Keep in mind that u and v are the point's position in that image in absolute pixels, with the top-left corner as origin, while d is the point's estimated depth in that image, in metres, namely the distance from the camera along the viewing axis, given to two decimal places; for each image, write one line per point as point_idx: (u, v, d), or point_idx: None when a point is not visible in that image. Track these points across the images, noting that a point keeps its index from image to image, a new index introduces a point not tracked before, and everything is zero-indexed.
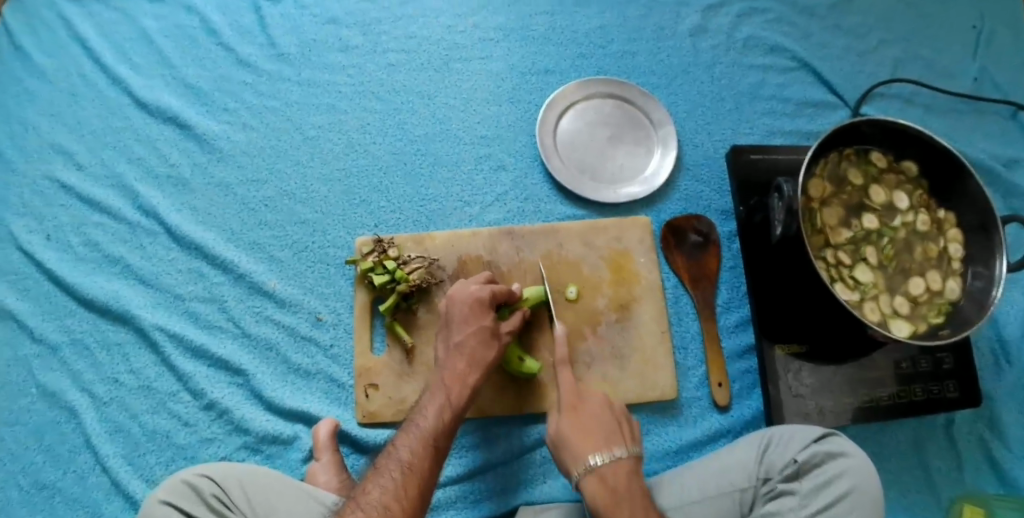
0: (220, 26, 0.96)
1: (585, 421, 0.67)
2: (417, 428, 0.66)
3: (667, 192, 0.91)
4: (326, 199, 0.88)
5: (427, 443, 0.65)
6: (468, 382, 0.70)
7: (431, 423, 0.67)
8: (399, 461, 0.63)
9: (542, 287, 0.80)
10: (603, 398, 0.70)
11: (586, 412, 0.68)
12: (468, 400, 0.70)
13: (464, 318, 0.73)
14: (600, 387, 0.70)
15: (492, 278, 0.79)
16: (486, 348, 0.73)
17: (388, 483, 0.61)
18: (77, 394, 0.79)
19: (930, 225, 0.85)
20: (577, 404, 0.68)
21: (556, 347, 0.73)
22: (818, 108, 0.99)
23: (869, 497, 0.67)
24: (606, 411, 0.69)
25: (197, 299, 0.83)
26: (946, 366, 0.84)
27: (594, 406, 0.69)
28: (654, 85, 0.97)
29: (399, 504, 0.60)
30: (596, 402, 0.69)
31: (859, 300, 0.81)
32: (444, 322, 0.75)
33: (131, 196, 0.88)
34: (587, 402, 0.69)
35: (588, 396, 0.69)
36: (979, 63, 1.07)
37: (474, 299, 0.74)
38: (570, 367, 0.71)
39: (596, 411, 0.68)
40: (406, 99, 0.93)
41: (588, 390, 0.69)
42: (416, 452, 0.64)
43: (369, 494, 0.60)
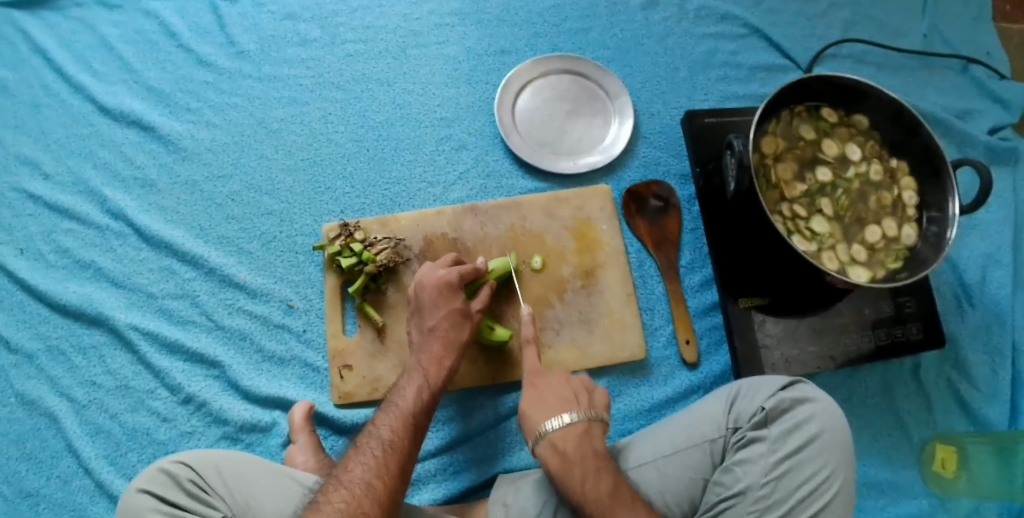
0: (177, 28, 0.96)
1: (568, 461, 0.63)
2: (396, 408, 0.68)
3: (627, 160, 0.93)
4: (291, 189, 0.89)
5: (407, 422, 0.66)
6: (445, 365, 0.72)
7: (410, 403, 0.68)
8: (381, 440, 0.64)
9: (507, 259, 0.81)
10: (583, 429, 0.66)
11: (567, 451, 0.64)
12: (445, 379, 0.72)
13: (434, 301, 0.75)
14: (575, 416, 0.66)
15: (459, 258, 0.80)
16: (459, 330, 0.75)
17: (370, 460, 0.62)
18: (55, 399, 0.80)
19: (883, 175, 0.87)
20: (558, 443, 0.64)
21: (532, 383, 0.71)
22: (770, 71, 1.01)
23: (837, 439, 0.69)
24: (587, 444, 0.64)
25: (169, 296, 0.84)
26: (908, 309, 0.86)
27: (571, 439, 0.64)
28: (609, 59, 0.99)
29: (381, 480, 0.60)
30: (573, 434, 0.65)
31: (817, 250, 0.83)
32: (414, 304, 0.76)
33: (99, 201, 0.88)
34: (566, 440, 0.65)
35: (564, 429, 0.65)
36: (926, 18, 1.09)
37: (442, 282, 0.75)
38: (545, 403, 0.68)
39: (578, 446, 0.64)
40: (365, 87, 0.94)
41: (565, 424, 0.66)
42: (397, 430, 0.65)
43: (351, 472, 0.61)
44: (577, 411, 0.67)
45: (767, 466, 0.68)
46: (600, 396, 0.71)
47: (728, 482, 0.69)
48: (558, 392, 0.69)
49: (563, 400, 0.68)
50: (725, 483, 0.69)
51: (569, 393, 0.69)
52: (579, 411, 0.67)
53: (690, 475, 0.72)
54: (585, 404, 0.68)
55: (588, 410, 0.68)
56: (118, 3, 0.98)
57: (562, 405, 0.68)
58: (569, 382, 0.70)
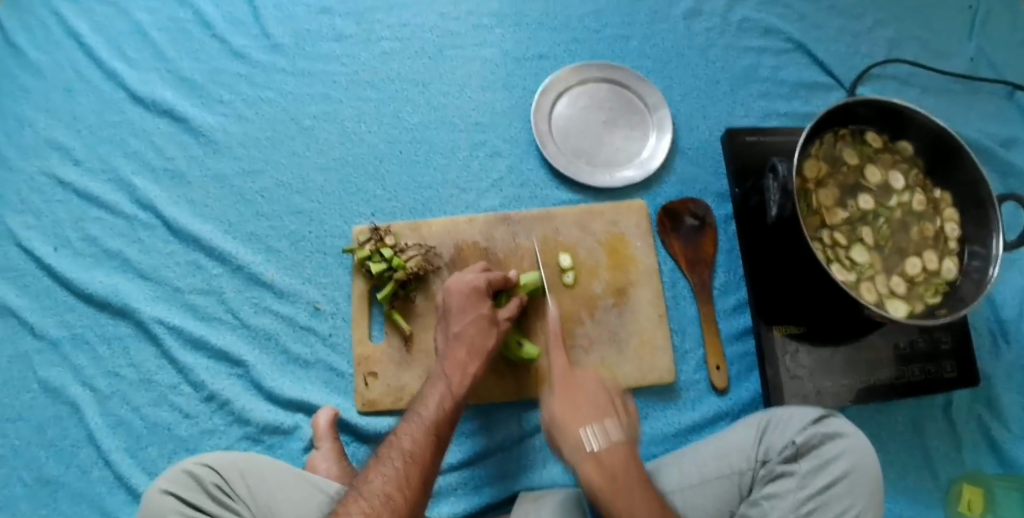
0: (212, 17, 0.95)
1: (615, 483, 0.60)
2: (419, 416, 0.66)
3: (664, 176, 0.91)
4: (322, 188, 0.88)
5: (429, 432, 0.65)
6: (469, 372, 0.71)
7: (433, 413, 0.66)
8: (402, 451, 0.63)
9: (538, 273, 0.80)
10: (625, 447, 0.63)
11: (614, 471, 0.61)
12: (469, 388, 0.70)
13: (461, 307, 0.73)
14: (616, 432, 0.63)
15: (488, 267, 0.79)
16: (485, 338, 0.73)
17: (390, 472, 0.61)
18: (78, 389, 0.79)
19: (926, 205, 0.85)
20: (603, 459, 0.61)
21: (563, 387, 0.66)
22: (813, 89, 0.99)
23: (868, 478, 0.67)
24: (632, 464, 0.62)
25: (196, 291, 0.83)
26: (943, 346, 0.85)
27: (617, 457, 0.62)
28: (650, 69, 0.97)
29: (401, 493, 0.59)
30: (617, 451, 0.62)
31: (856, 280, 0.81)
32: (442, 311, 0.74)
33: (128, 190, 0.87)
34: (611, 456, 0.62)
35: (608, 446, 0.62)
36: (974, 42, 1.06)
37: (470, 288, 0.74)
38: (583, 412, 0.64)
39: (623, 464, 0.61)
40: (401, 87, 0.93)
41: (606, 436, 0.62)
42: (418, 440, 0.64)
43: (371, 483, 0.60)
44: (616, 424, 0.64)
45: (795, 502, 0.67)
46: (630, 402, 0.68)
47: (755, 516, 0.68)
48: (593, 398, 0.65)
49: (599, 406, 0.65)
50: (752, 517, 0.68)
51: (605, 400, 0.65)
52: (616, 423, 0.63)
53: (718, 507, 0.70)
54: (619, 411, 0.65)
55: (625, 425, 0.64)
56: None
57: (599, 413, 0.64)
58: (603, 387, 0.66)
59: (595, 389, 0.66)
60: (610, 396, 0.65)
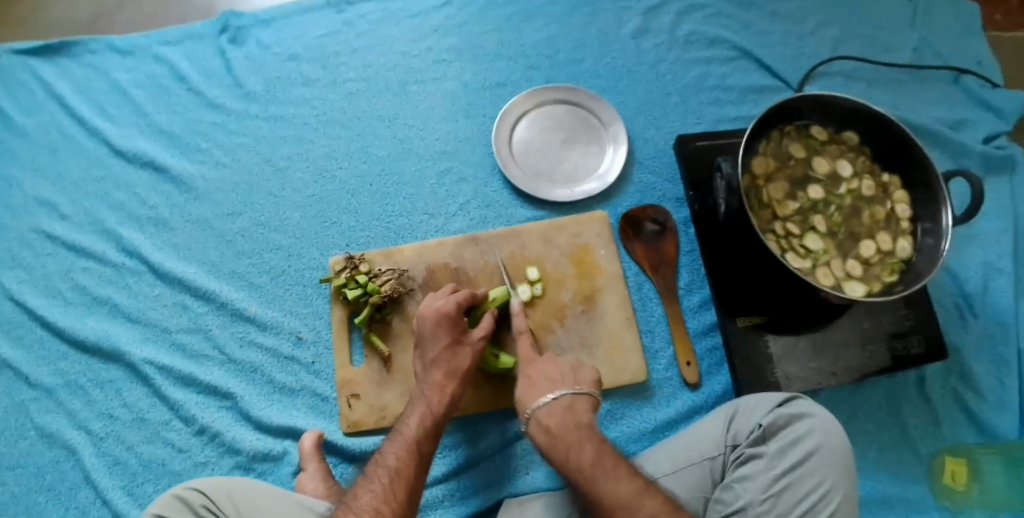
0: (187, 72, 1.01)
1: (553, 436, 0.68)
2: (402, 435, 0.70)
3: (623, 186, 0.95)
4: (298, 224, 0.92)
5: (412, 448, 0.68)
6: (448, 392, 0.74)
7: (415, 430, 0.70)
8: (387, 468, 0.66)
9: (505, 287, 0.83)
10: (568, 404, 0.71)
11: (551, 426, 0.69)
12: (450, 405, 0.74)
13: (434, 332, 0.77)
14: (559, 394, 0.71)
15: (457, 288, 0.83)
16: (461, 358, 0.76)
17: (377, 488, 0.64)
18: (74, 433, 0.83)
19: (875, 189, 0.88)
20: (544, 419, 0.70)
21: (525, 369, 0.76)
22: (761, 92, 1.03)
23: (835, 453, 0.69)
24: (572, 416, 0.69)
25: (183, 330, 0.87)
26: (907, 323, 0.87)
27: (556, 414, 0.70)
28: (602, 87, 1.02)
29: (388, 506, 0.62)
30: (557, 408, 0.70)
31: (812, 267, 0.84)
32: (419, 334, 0.78)
33: (114, 240, 0.93)
34: (551, 416, 0.70)
35: (550, 406, 0.70)
36: (916, 33, 1.11)
37: (441, 313, 0.77)
38: (535, 382, 0.74)
39: (562, 420, 0.69)
40: (368, 124, 0.98)
41: (552, 401, 0.71)
42: (400, 456, 0.67)
43: (359, 500, 0.63)
44: (560, 389, 0.72)
45: (766, 482, 0.69)
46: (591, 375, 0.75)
47: (729, 499, 0.70)
48: (545, 373, 0.74)
49: (551, 379, 0.74)
50: (726, 500, 0.70)
51: (555, 373, 0.74)
52: (562, 387, 0.72)
53: (692, 494, 0.73)
54: (573, 380, 0.74)
55: (576, 387, 0.72)
56: (130, 50, 1.03)
57: (551, 383, 0.73)
58: (554, 364, 0.75)
59: (548, 365, 0.75)
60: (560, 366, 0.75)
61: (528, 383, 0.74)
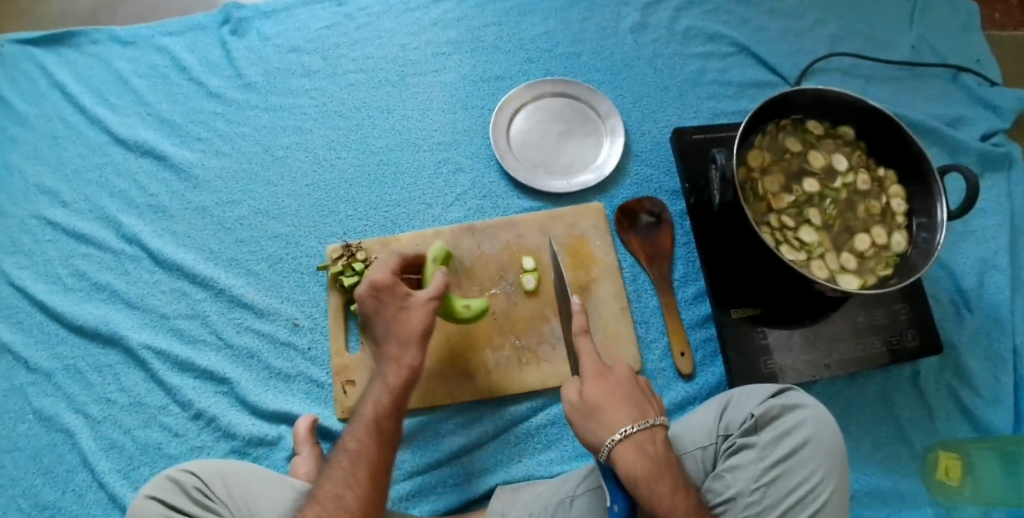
0: (189, 62, 1.02)
1: (659, 468, 0.60)
2: (363, 417, 0.69)
3: (619, 178, 0.96)
4: (297, 213, 0.93)
5: (372, 430, 0.67)
6: (405, 363, 0.72)
7: (375, 410, 0.69)
8: (349, 451, 0.66)
9: (439, 249, 0.82)
10: (662, 434, 0.63)
11: (657, 458, 0.60)
12: (407, 380, 0.72)
13: (375, 307, 0.75)
14: (658, 420, 0.64)
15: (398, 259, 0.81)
16: (409, 326, 0.74)
17: (339, 473, 0.64)
18: (72, 416, 0.84)
19: (870, 183, 0.88)
20: (646, 447, 0.61)
21: (597, 377, 0.66)
22: (759, 88, 1.04)
23: (827, 443, 0.69)
24: (668, 450, 0.62)
25: (181, 316, 0.88)
26: (902, 316, 0.87)
27: (658, 446, 0.62)
28: (600, 81, 1.02)
29: (350, 492, 0.62)
30: (658, 438, 0.62)
31: (806, 259, 0.84)
32: (365, 312, 0.76)
33: (114, 226, 0.93)
34: (653, 445, 0.62)
35: (649, 433, 0.62)
36: (915, 31, 1.11)
37: (379, 286, 0.75)
38: (621, 401, 0.64)
39: (663, 452, 0.62)
40: (367, 115, 0.99)
41: (649, 426, 0.62)
42: (362, 439, 0.66)
43: (322, 485, 0.63)
44: (654, 413, 0.64)
45: (758, 471, 0.69)
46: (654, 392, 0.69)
47: (719, 488, 0.71)
48: (631, 390, 0.65)
49: (637, 400, 0.65)
50: (717, 489, 0.71)
51: (640, 393, 0.66)
52: (657, 414, 0.64)
53: None
54: (652, 403, 0.66)
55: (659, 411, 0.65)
56: (132, 40, 1.04)
57: (638, 405, 0.64)
58: (636, 381, 0.67)
59: (632, 381, 0.66)
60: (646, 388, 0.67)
61: (609, 400, 0.64)
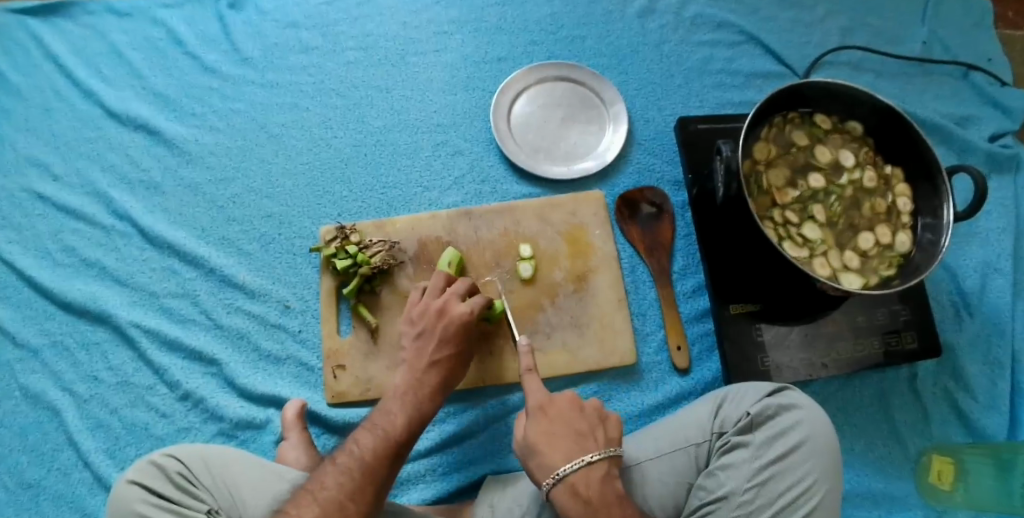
0: (184, 35, 0.99)
1: (593, 509, 0.61)
2: (381, 429, 0.66)
3: (621, 166, 0.94)
4: (291, 192, 0.91)
5: (390, 448, 0.65)
6: (432, 408, 0.71)
7: (399, 429, 0.67)
8: (359, 460, 0.63)
9: (452, 253, 0.82)
10: (602, 471, 0.63)
11: (591, 499, 0.61)
12: (436, 405, 0.72)
13: (442, 343, 0.74)
14: (596, 456, 0.64)
15: (469, 287, 0.79)
16: (452, 370, 0.74)
17: (347, 480, 0.61)
18: (58, 393, 0.82)
19: (877, 181, 0.87)
20: (579, 488, 0.62)
21: (541, 413, 0.67)
22: (767, 78, 1.01)
23: (822, 445, 0.68)
24: (609, 488, 0.63)
25: (171, 295, 0.86)
26: (903, 317, 0.86)
27: (594, 485, 0.62)
28: (605, 66, 1.00)
29: (355, 503, 0.60)
30: (595, 478, 0.63)
31: (809, 256, 0.82)
32: (422, 329, 0.75)
33: (105, 202, 0.91)
34: (588, 485, 0.62)
35: (586, 473, 0.63)
36: (927, 26, 1.09)
37: (461, 326, 0.75)
38: (561, 440, 0.65)
39: (601, 491, 0.62)
40: (365, 94, 0.96)
41: (586, 466, 0.63)
42: (378, 452, 0.64)
43: (327, 489, 0.60)
44: (596, 450, 0.64)
45: (750, 471, 0.68)
46: (611, 424, 0.68)
47: (712, 486, 0.69)
48: (573, 425, 0.66)
49: (578, 436, 0.65)
50: (708, 487, 0.69)
51: (584, 428, 0.66)
52: (598, 450, 0.64)
53: (676, 480, 0.72)
54: (600, 438, 0.66)
55: (604, 447, 0.65)
56: (127, 11, 1.01)
57: (578, 443, 0.65)
58: (582, 414, 0.67)
59: (577, 414, 0.67)
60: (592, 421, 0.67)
61: (548, 438, 0.65)
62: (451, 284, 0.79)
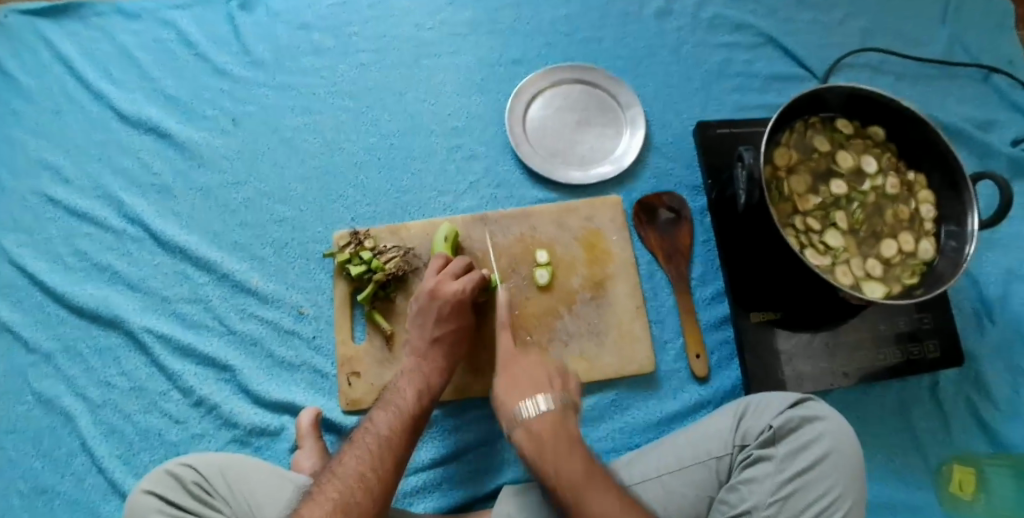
0: (196, 37, 0.98)
1: (543, 444, 0.63)
2: (395, 406, 0.68)
3: (639, 171, 0.92)
4: (305, 197, 0.90)
5: (405, 421, 0.67)
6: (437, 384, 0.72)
7: (409, 403, 0.68)
8: (376, 435, 0.64)
9: (447, 230, 0.82)
10: (558, 413, 0.66)
11: (542, 434, 0.64)
12: (444, 378, 0.73)
13: (443, 317, 0.74)
14: (552, 401, 0.67)
15: (467, 266, 0.79)
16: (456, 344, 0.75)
17: (365, 453, 0.62)
18: (71, 399, 0.81)
19: (899, 188, 0.85)
20: (533, 426, 0.65)
21: (505, 369, 0.72)
22: (785, 81, 1.00)
23: (846, 460, 0.67)
24: (564, 426, 0.65)
25: (184, 300, 0.85)
26: (925, 326, 0.85)
27: (547, 424, 0.65)
28: (621, 68, 0.99)
29: (376, 472, 0.61)
30: (549, 418, 0.66)
31: (831, 264, 0.81)
32: (418, 309, 0.75)
33: (118, 206, 0.90)
34: (542, 423, 0.65)
35: (540, 414, 0.66)
36: (947, 28, 1.06)
37: (457, 300, 0.75)
38: (521, 386, 0.69)
39: (554, 429, 0.65)
40: (379, 97, 0.95)
41: (538, 408, 0.66)
42: (394, 427, 0.65)
43: (344, 464, 0.61)
44: (551, 394, 0.68)
45: (773, 485, 0.66)
46: (572, 380, 0.72)
47: (734, 501, 0.68)
48: (532, 377, 0.70)
49: (536, 384, 0.69)
50: (731, 502, 0.68)
51: (542, 378, 0.70)
52: (552, 395, 0.68)
53: (697, 493, 0.71)
54: (558, 386, 0.69)
55: (560, 393, 0.68)
56: (138, 13, 1.00)
57: (535, 390, 0.69)
58: (543, 367, 0.71)
59: (540, 368, 0.71)
60: (550, 374, 0.70)
61: (510, 388, 0.70)
62: (447, 264, 0.79)
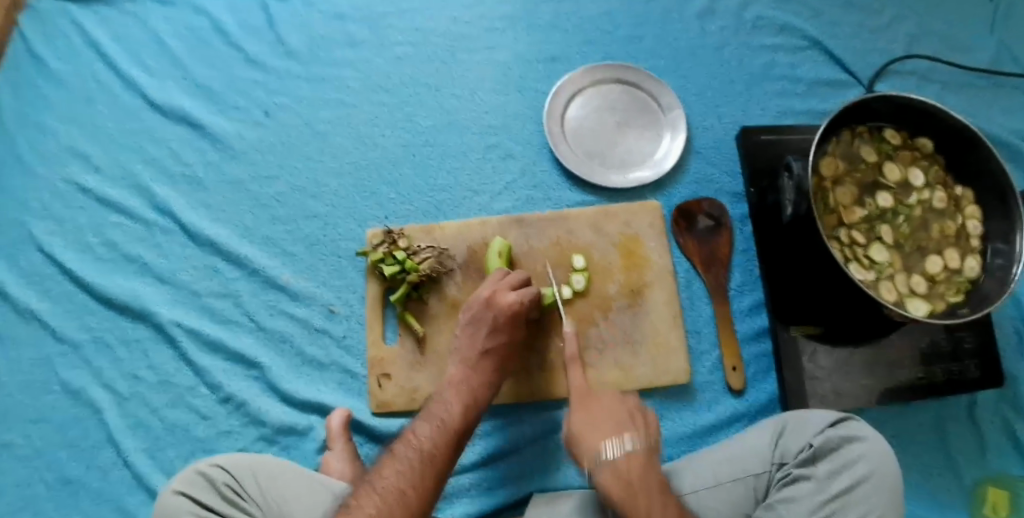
0: (230, 26, 0.96)
1: (633, 490, 0.61)
2: (438, 419, 0.66)
3: (678, 176, 0.90)
4: (336, 193, 0.88)
5: (448, 438, 0.65)
6: (480, 396, 0.70)
7: (455, 418, 0.67)
8: (418, 449, 0.63)
9: (504, 240, 0.81)
10: (643, 457, 0.64)
11: (633, 480, 0.61)
12: (489, 393, 0.71)
13: (497, 328, 0.73)
14: (637, 442, 0.65)
15: (524, 280, 0.77)
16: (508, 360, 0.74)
17: (404, 468, 0.61)
18: (98, 391, 0.80)
19: (946, 202, 0.82)
20: (621, 467, 0.63)
21: (585, 406, 0.70)
22: (830, 86, 0.97)
23: (887, 482, 0.64)
24: (652, 474, 0.62)
25: (213, 294, 0.84)
26: (966, 345, 0.82)
27: (636, 467, 0.63)
28: (663, 69, 0.96)
29: (415, 490, 0.59)
30: (637, 462, 0.63)
31: (875, 279, 0.79)
32: (472, 317, 0.74)
33: (148, 196, 0.89)
34: (630, 466, 0.63)
35: (626, 458, 0.63)
36: (995, 36, 1.02)
37: (512, 312, 0.73)
38: (603, 423, 0.68)
39: (643, 475, 0.62)
40: (414, 91, 0.93)
41: (624, 453, 0.64)
42: (436, 442, 0.64)
43: (386, 477, 0.60)
44: (636, 436, 0.66)
45: (812, 506, 0.65)
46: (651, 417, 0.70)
47: None
48: (613, 413, 0.69)
49: (617, 421, 0.68)
50: None
51: (625, 416, 0.68)
52: (638, 437, 0.66)
53: (734, 511, 0.69)
54: (641, 426, 0.68)
55: (646, 435, 0.66)
56: None
57: (617, 426, 0.67)
58: (623, 404, 0.70)
59: (618, 404, 0.70)
60: (631, 409, 0.69)
61: (588, 427, 0.68)
62: (506, 276, 0.77)
